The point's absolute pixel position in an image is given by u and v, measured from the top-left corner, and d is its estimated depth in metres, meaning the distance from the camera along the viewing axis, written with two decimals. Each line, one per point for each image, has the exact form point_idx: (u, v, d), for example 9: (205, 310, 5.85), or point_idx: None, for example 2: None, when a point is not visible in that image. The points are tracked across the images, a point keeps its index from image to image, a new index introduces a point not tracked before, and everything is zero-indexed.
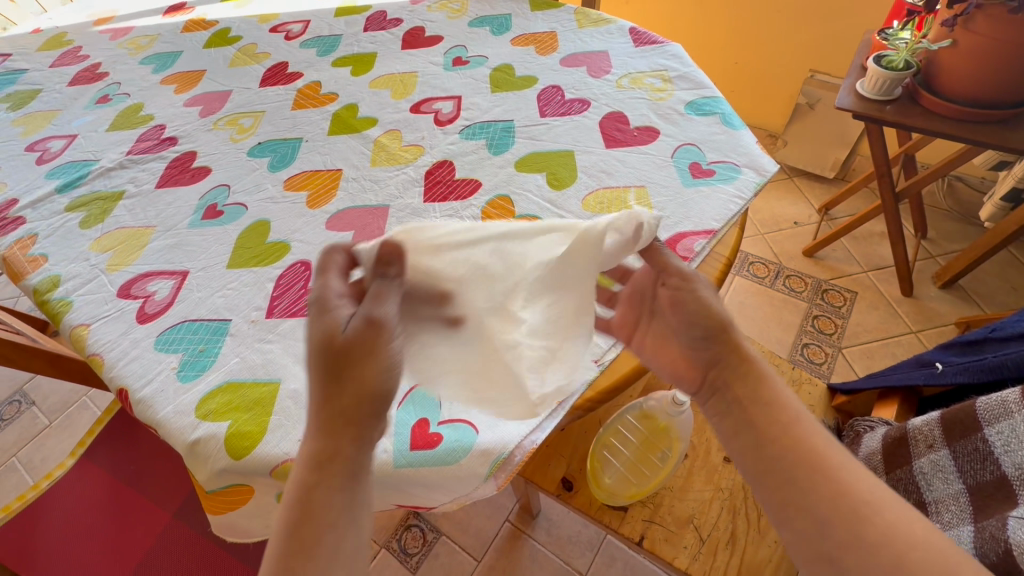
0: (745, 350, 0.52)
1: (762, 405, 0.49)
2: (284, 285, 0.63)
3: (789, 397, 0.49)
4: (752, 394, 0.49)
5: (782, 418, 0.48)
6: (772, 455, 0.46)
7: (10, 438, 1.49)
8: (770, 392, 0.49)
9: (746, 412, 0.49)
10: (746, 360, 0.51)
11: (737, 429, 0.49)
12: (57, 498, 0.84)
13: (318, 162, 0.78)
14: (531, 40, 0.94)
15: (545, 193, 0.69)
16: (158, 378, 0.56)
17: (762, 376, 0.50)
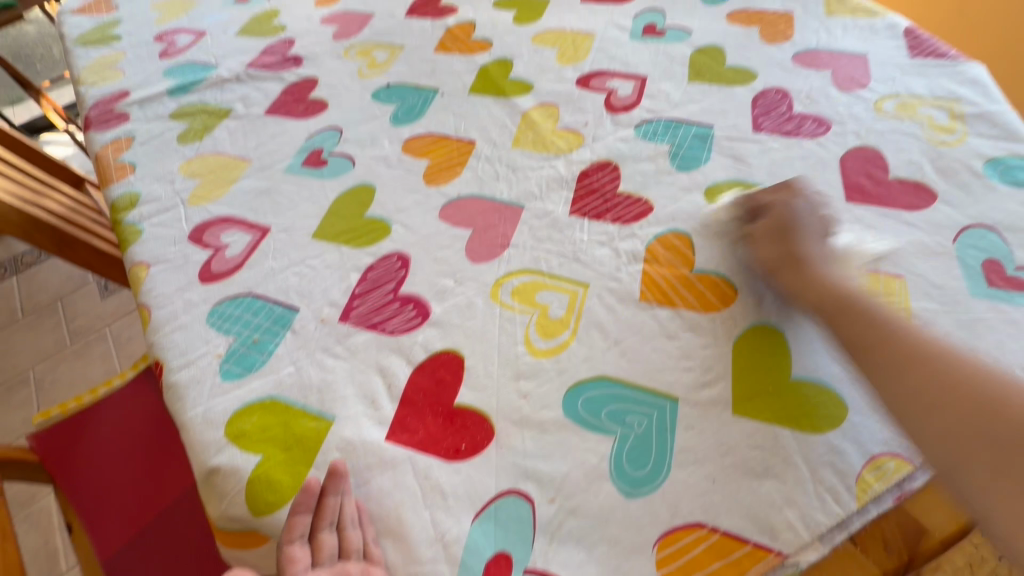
0: (844, 287, 0.41)
1: (922, 356, 0.35)
2: (371, 283, 0.49)
3: (864, 299, 0.39)
4: (910, 348, 0.36)
5: (978, 376, 0.34)
6: (998, 437, 0.32)
7: (110, 308, 1.58)
8: (920, 340, 0.36)
9: (912, 390, 0.35)
10: (794, 259, 0.43)
11: (923, 414, 0.34)
12: (108, 411, 0.81)
13: (449, 126, 0.62)
14: (756, 19, 0.70)
15: (742, 246, 0.48)
16: (198, 363, 0.45)
17: (903, 327, 0.37)
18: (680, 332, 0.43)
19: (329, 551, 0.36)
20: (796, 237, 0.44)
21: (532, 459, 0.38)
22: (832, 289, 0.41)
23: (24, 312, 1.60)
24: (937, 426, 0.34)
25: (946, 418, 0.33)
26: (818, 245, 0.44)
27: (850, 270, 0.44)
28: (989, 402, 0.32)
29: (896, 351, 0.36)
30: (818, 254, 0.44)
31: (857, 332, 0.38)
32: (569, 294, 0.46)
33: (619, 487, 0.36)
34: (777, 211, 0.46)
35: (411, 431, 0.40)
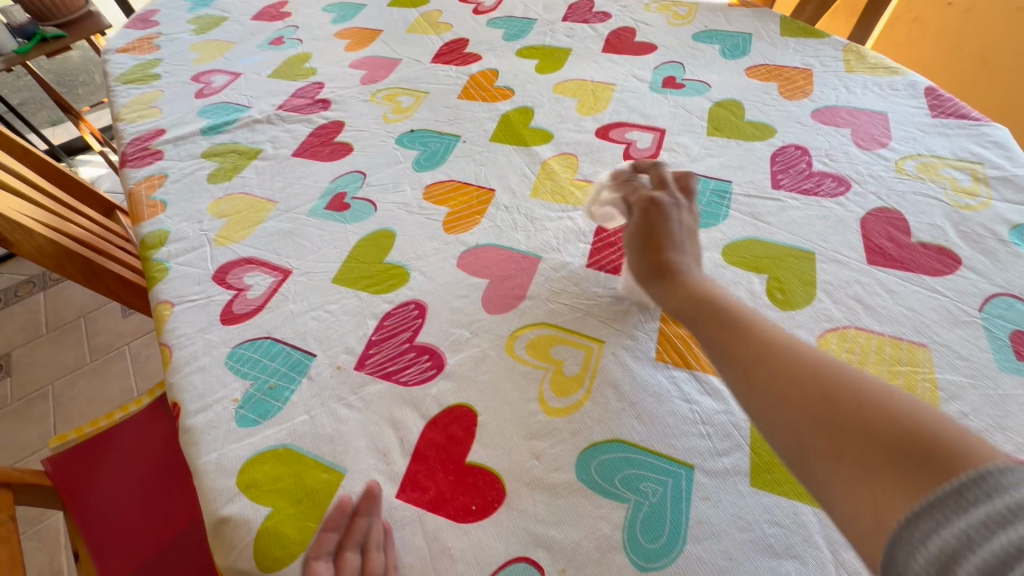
0: (678, 258, 0.43)
1: (739, 323, 0.37)
2: (388, 331, 0.49)
3: (688, 275, 0.41)
4: (731, 322, 0.37)
5: (787, 346, 0.34)
6: (820, 399, 0.30)
7: (130, 327, 1.61)
8: (718, 297, 0.39)
9: (759, 367, 0.34)
10: (650, 257, 0.43)
11: (765, 394, 0.32)
12: (123, 438, 0.82)
13: (470, 173, 0.63)
14: (775, 75, 0.71)
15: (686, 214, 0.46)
16: (215, 407, 0.46)
17: (702, 285, 0.40)
18: (697, 396, 0.42)
19: (349, 572, 0.36)
20: (659, 227, 0.44)
21: (543, 525, 0.37)
22: (668, 250, 0.43)
23: (48, 327, 1.64)
24: (757, 402, 0.33)
25: (761, 387, 0.33)
26: (682, 240, 0.44)
27: (691, 250, 0.44)
28: (807, 369, 0.32)
29: (704, 314, 0.38)
30: (671, 236, 0.44)
31: (685, 295, 0.40)
32: (584, 350, 0.46)
33: (632, 560, 0.36)
34: (647, 207, 0.45)
35: (422, 488, 0.40)
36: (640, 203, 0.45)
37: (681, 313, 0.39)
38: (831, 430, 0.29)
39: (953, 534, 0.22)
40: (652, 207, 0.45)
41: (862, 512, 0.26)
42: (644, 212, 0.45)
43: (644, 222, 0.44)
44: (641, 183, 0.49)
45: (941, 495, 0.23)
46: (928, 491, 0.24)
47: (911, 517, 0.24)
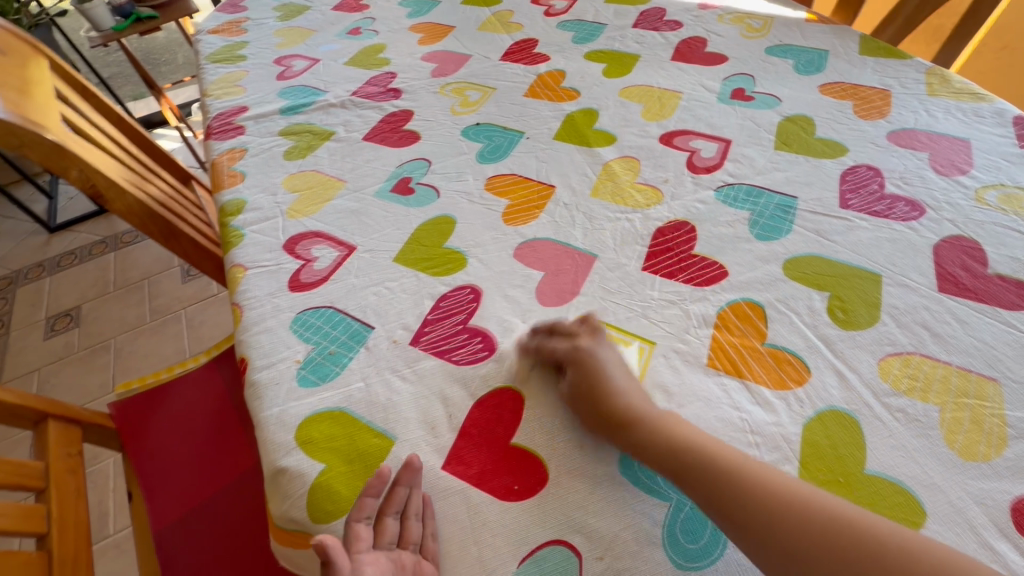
0: (628, 392, 0.43)
1: (710, 457, 0.38)
2: (443, 312, 0.51)
3: (641, 405, 0.42)
4: (698, 459, 0.38)
5: (757, 476, 0.37)
6: (818, 541, 0.33)
7: (188, 293, 1.71)
8: (676, 428, 0.40)
9: (745, 513, 0.35)
10: (594, 399, 0.43)
11: (773, 551, 0.34)
12: (179, 391, 0.87)
13: (532, 169, 0.65)
14: (850, 93, 0.69)
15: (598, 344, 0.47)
16: (279, 366, 0.48)
17: (655, 417, 0.41)
18: (747, 405, 0.42)
19: (389, 536, 0.39)
20: (598, 379, 0.44)
21: (584, 512, 0.38)
22: (611, 395, 0.43)
23: (115, 285, 1.76)
24: (741, 533, 0.35)
25: (740, 516, 0.35)
26: (620, 371, 0.45)
27: (622, 377, 0.45)
28: (787, 504, 0.35)
29: (666, 458, 0.38)
30: (614, 374, 0.45)
31: (649, 435, 0.40)
32: (635, 350, 0.47)
33: (670, 556, 0.36)
34: (585, 356, 0.45)
35: (467, 463, 0.41)
36: (577, 348, 0.46)
37: (643, 454, 0.39)
38: (836, 569, 0.32)
39: None
40: (582, 360, 0.45)
41: None
42: (581, 363, 0.45)
43: (587, 364, 0.45)
44: (553, 334, 0.47)
45: None
46: None
47: None
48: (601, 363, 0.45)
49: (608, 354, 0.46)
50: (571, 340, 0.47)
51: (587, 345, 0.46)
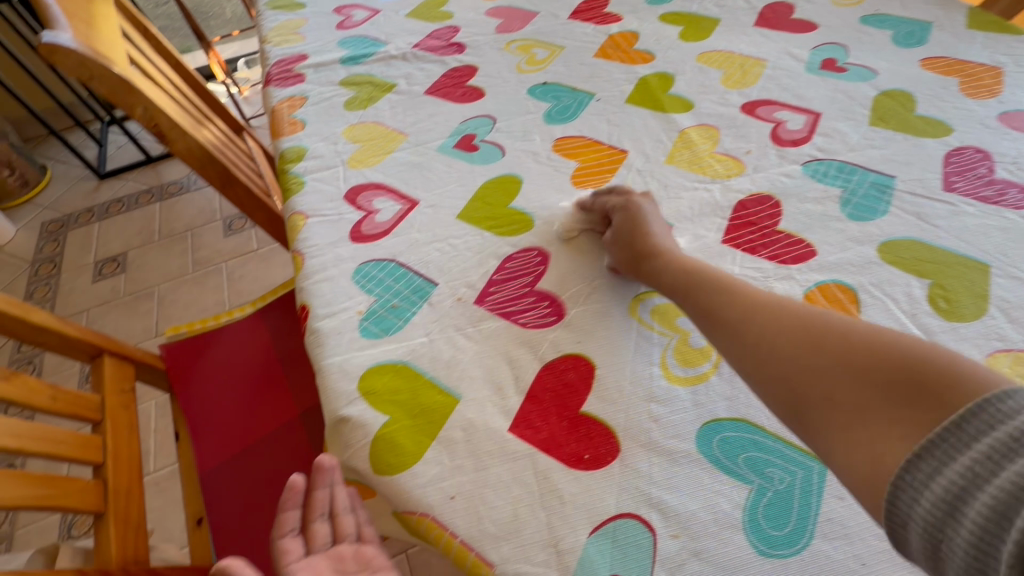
0: (668, 245, 0.46)
1: (733, 292, 0.40)
2: (509, 273, 0.49)
3: (677, 255, 0.45)
4: (716, 293, 0.40)
5: (777, 306, 0.37)
6: (817, 358, 0.32)
7: (229, 247, 1.73)
8: (706, 271, 0.42)
9: (747, 330, 0.37)
10: (631, 248, 0.46)
11: (764, 362, 0.35)
12: (226, 338, 0.88)
13: (602, 132, 0.61)
14: (957, 70, 0.63)
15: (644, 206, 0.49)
16: (341, 315, 0.47)
17: (687, 262, 0.44)
18: None
19: (322, 538, 0.40)
20: (642, 232, 0.47)
21: (658, 488, 0.36)
22: (645, 249, 0.46)
23: (160, 235, 1.80)
24: (744, 351, 0.36)
25: (745, 335, 0.36)
26: (666, 234, 0.48)
27: (668, 235, 0.48)
28: (799, 326, 0.34)
29: (688, 291, 0.42)
30: (657, 232, 0.47)
31: (670, 274, 0.43)
32: None
33: (751, 541, 0.34)
34: (630, 214, 0.48)
35: (535, 428, 0.40)
36: (624, 208, 0.49)
37: (667, 288, 0.43)
38: (827, 383, 0.31)
39: (955, 472, 0.23)
40: (632, 207, 0.48)
41: (854, 459, 0.28)
42: (625, 221, 0.48)
43: (627, 225, 0.48)
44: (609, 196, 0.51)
45: (943, 431, 0.25)
46: (917, 428, 0.26)
47: (914, 456, 0.25)
48: (651, 223, 0.48)
49: (651, 211, 0.49)
50: (624, 199, 0.50)
51: (639, 202, 0.49)
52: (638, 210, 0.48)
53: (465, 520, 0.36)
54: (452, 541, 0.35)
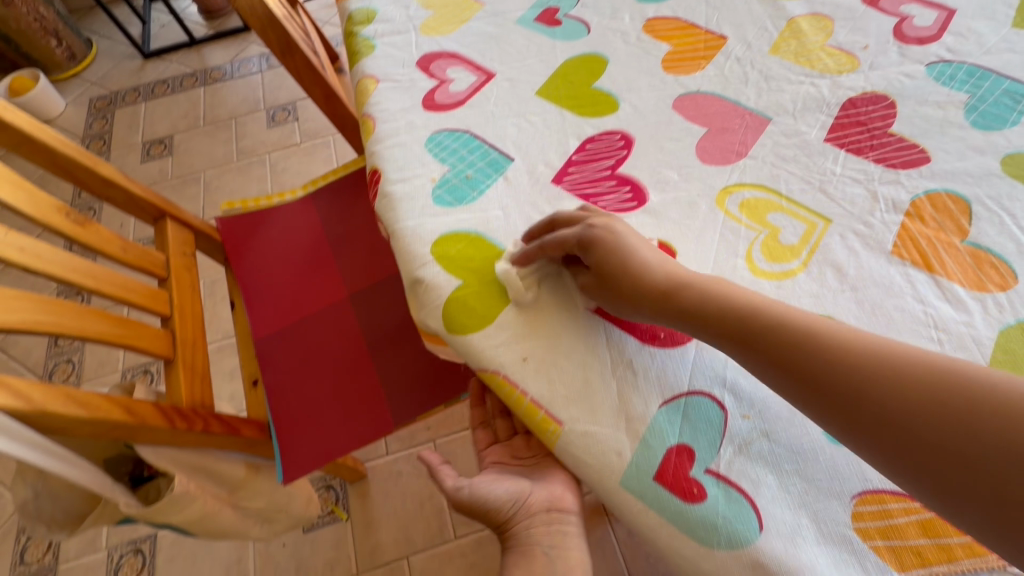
0: (670, 271, 0.37)
1: (788, 321, 0.32)
2: (589, 154, 0.47)
3: (696, 276, 0.36)
4: (772, 324, 0.33)
5: (856, 346, 0.30)
6: (931, 431, 0.27)
7: (273, 138, 1.72)
8: (745, 293, 0.35)
9: (824, 378, 0.30)
10: (622, 285, 0.37)
11: (853, 417, 0.29)
12: (278, 218, 0.89)
13: (700, 15, 0.55)
14: None
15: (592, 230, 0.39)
16: (415, 181, 0.46)
17: (725, 286, 0.35)
18: (934, 301, 0.37)
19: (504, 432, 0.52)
20: (622, 261, 0.38)
21: (733, 373, 0.36)
22: (644, 284, 0.37)
23: (205, 121, 1.79)
24: (818, 408, 0.30)
25: (819, 386, 0.30)
26: (650, 253, 0.38)
27: (656, 252, 0.38)
28: (902, 378, 0.28)
29: (726, 311, 0.34)
30: (643, 259, 0.38)
31: (701, 296, 0.35)
32: (806, 225, 0.41)
33: (824, 429, 0.34)
34: (604, 248, 0.38)
35: (610, 306, 0.39)
36: (588, 244, 0.38)
37: (688, 313, 0.35)
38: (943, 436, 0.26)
39: None
40: (585, 241, 0.39)
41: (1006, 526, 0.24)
42: (601, 260, 0.38)
43: (606, 269, 0.37)
44: (541, 232, 0.41)
45: None
46: None
47: None
48: (630, 248, 0.38)
49: (608, 230, 0.39)
50: (580, 228, 0.39)
51: (598, 227, 0.39)
52: (603, 229, 0.39)
53: (536, 381, 0.37)
54: (524, 399, 0.36)
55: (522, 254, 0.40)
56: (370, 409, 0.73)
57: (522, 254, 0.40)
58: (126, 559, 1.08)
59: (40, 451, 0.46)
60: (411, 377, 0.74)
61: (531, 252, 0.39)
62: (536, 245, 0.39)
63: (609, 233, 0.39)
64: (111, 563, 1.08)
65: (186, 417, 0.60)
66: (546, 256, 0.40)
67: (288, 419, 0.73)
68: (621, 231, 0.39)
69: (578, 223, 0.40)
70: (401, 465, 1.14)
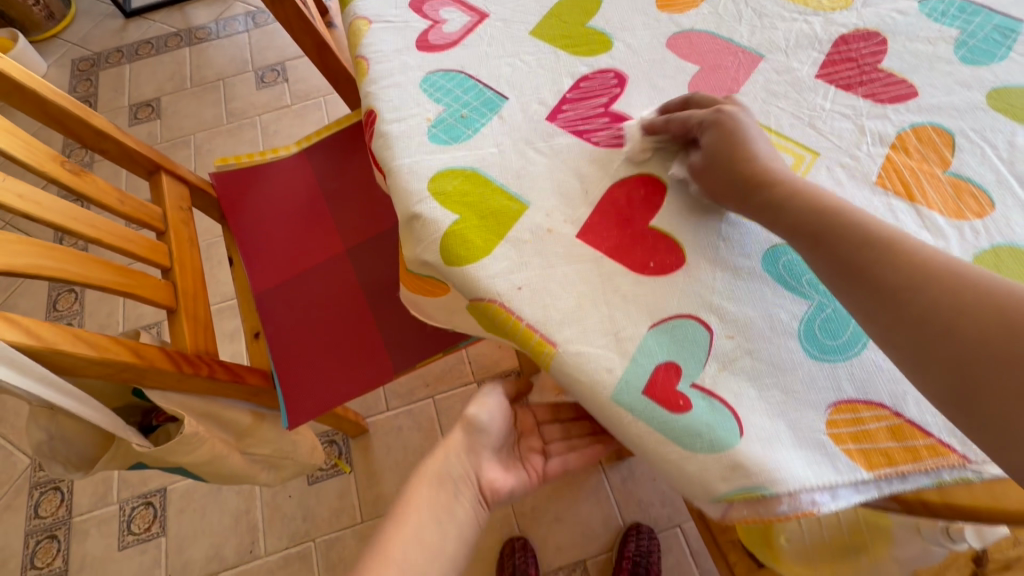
0: (776, 170, 0.38)
1: (859, 226, 0.34)
2: (583, 93, 0.47)
3: (796, 178, 0.38)
4: (847, 226, 0.34)
5: (945, 269, 0.31)
6: (971, 327, 0.28)
7: (263, 100, 1.69)
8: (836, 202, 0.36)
9: (879, 270, 0.32)
10: (729, 158, 0.39)
11: (922, 330, 0.30)
12: (273, 173, 0.89)
13: None
14: None
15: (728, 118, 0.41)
16: (410, 120, 0.47)
17: (817, 192, 0.37)
18: (913, 228, 0.39)
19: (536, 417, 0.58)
20: (744, 152, 0.39)
21: (720, 297, 0.38)
22: (747, 170, 0.38)
23: (192, 82, 1.75)
24: (890, 321, 0.31)
25: (893, 299, 0.31)
26: (766, 146, 0.40)
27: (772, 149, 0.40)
28: (993, 300, 0.29)
29: (807, 207, 0.36)
30: (762, 158, 0.39)
31: (793, 196, 0.37)
32: (795, 157, 0.42)
33: (803, 347, 0.36)
34: (728, 136, 0.40)
35: (602, 237, 0.40)
36: (714, 125, 0.41)
37: (769, 202, 0.37)
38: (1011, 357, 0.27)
39: None
40: (721, 124, 0.40)
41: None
42: (718, 142, 0.40)
43: (719, 147, 0.40)
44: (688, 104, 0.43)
45: None
46: None
47: None
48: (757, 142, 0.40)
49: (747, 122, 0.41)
50: (710, 111, 0.41)
51: (728, 112, 0.41)
52: (735, 126, 0.40)
53: (531, 308, 0.38)
54: (519, 324, 0.38)
55: (651, 125, 0.44)
56: (370, 357, 0.75)
57: (653, 124, 0.43)
58: (138, 511, 1.12)
59: (53, 388, 0.48)
60: (411, 326, 0.76)
61: (681, 118, 0.42)
62: (665, 121, 0.43)
63: (746, 124, 0.41)
64: (123, 515, 1.12)
65: (193, 362, 0.62)
66: (682, 129, 0.42)
67: (291, 368, 0.76)
68: (754, 130, 0.41)
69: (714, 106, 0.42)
70: (402, 420, 1.17)
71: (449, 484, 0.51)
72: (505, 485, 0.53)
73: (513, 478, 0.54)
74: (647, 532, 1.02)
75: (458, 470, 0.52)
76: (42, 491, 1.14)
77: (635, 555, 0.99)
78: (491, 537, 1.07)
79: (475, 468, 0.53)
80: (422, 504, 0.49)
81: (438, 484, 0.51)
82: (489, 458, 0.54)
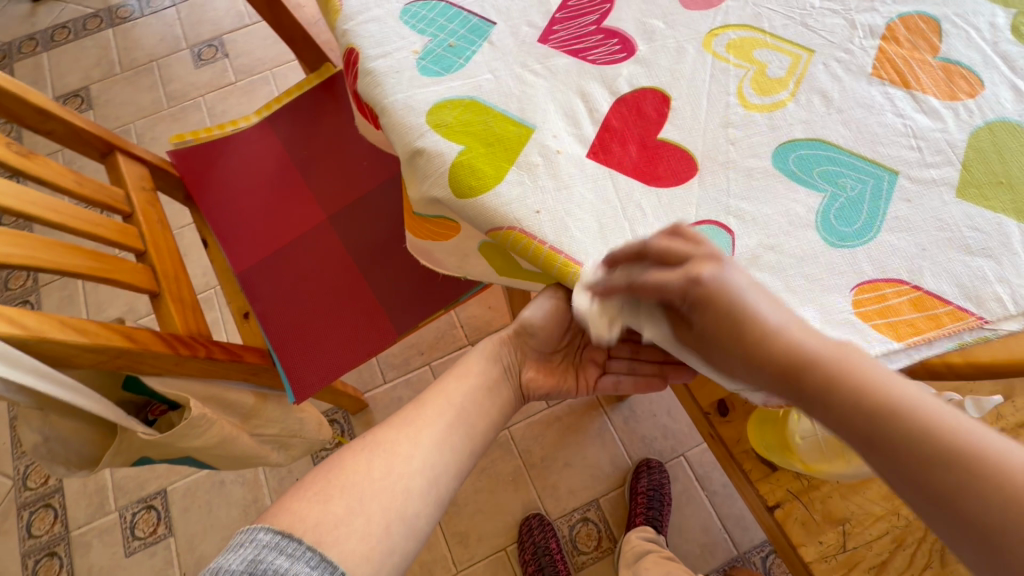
0: (788, 342, 0.32)
1: (879, 405, 0.29)
2: (571, 12, 0.46)
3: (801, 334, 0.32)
4: (867, 402, 0.29)
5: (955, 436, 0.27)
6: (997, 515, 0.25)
7: (203, 80, 1.58)
8: (864, 371, 0.30)
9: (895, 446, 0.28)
10: (733, 338, 0.33)
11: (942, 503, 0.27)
12: (236, 147, 0.84)
13: None
14: None
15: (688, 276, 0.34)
16: (395, 55, 0.44)
17: (847, 358, 0.30)
18: (912, 113, 0.40)
19: (603, 353, 0.60)
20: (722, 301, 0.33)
21: (736, 198, 0.38)
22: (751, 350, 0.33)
23: (121, 67, 1.61)
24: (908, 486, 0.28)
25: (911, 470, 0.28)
26: (772, 308, 0.33)
27: (783, 311, 0.33)
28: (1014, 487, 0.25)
29: (824, 382, 0.30)
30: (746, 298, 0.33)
31: (796, 356, 0.31)
32: (791, 58, 0.42)
33: (822, 237, 0.37)
34: (701, 294, 0.34)
35: (613, 153, 0.40)
36: (699, 302, 0.34)
37: (789, 380, 0.32)
38: None
39: None
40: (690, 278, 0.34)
41: None
42: (708, 320, 0.34)
43: (712, 330, 0.34)
44: (644, 262, 0.36)
45: None
46: None
47: None
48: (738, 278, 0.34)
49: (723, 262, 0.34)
50: (686, 280, 0.34)
51: (708, 278, 0.34)
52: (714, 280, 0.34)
53: (553, 229, 0.38)
54: (541, 248, 0.37)
55: (604, 283, 0.37)
56: (372, 323, 0.74)
57: (602, 289, 0.37)
58: (139, 516, 1.09)
59: (47, 380, 0.45)
60: (407, 286, 0.75)
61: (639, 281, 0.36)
62: (626, 289, 0.37)
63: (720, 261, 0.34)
64: (124, 522, 1.08)
65: (188, 344, 0.59)
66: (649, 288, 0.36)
67: (289, 344, 0.73)
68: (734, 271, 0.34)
69: (678, 260, 0.35)
70: (400, 391, 1.17)
71: (498, 364, 0.59)
72: (540, 386, 0.61)
73: (552, 381, 0.61)
74: (656, 467, 1.06)
75: (506, 359, 0.60)
76: (31, 511, 1.09)
77: (648, 489, 1.02)
78: (505, 491, 1.09)
79: (523, 363, 0.61)
80: (473, 374, 0.58)
81: (491, 361, 0.59)
82: (538, 358, 0.61)
